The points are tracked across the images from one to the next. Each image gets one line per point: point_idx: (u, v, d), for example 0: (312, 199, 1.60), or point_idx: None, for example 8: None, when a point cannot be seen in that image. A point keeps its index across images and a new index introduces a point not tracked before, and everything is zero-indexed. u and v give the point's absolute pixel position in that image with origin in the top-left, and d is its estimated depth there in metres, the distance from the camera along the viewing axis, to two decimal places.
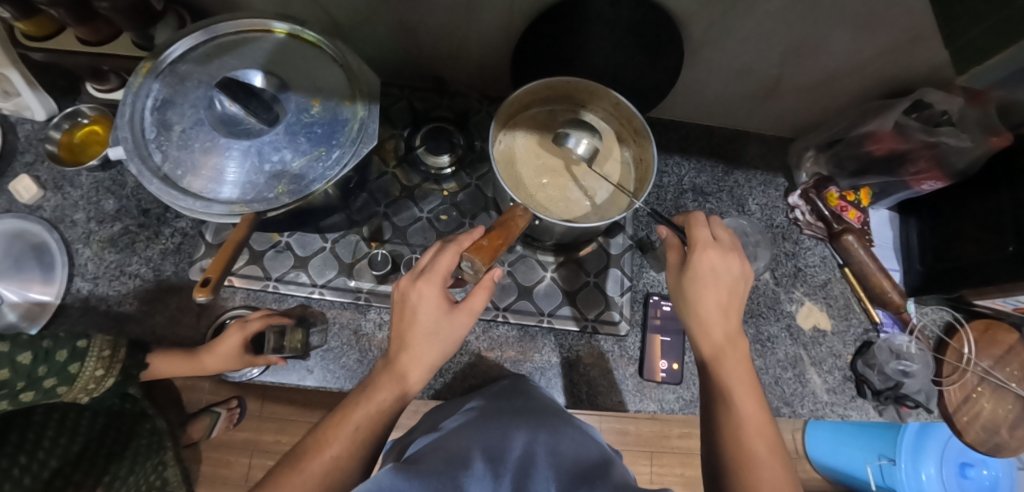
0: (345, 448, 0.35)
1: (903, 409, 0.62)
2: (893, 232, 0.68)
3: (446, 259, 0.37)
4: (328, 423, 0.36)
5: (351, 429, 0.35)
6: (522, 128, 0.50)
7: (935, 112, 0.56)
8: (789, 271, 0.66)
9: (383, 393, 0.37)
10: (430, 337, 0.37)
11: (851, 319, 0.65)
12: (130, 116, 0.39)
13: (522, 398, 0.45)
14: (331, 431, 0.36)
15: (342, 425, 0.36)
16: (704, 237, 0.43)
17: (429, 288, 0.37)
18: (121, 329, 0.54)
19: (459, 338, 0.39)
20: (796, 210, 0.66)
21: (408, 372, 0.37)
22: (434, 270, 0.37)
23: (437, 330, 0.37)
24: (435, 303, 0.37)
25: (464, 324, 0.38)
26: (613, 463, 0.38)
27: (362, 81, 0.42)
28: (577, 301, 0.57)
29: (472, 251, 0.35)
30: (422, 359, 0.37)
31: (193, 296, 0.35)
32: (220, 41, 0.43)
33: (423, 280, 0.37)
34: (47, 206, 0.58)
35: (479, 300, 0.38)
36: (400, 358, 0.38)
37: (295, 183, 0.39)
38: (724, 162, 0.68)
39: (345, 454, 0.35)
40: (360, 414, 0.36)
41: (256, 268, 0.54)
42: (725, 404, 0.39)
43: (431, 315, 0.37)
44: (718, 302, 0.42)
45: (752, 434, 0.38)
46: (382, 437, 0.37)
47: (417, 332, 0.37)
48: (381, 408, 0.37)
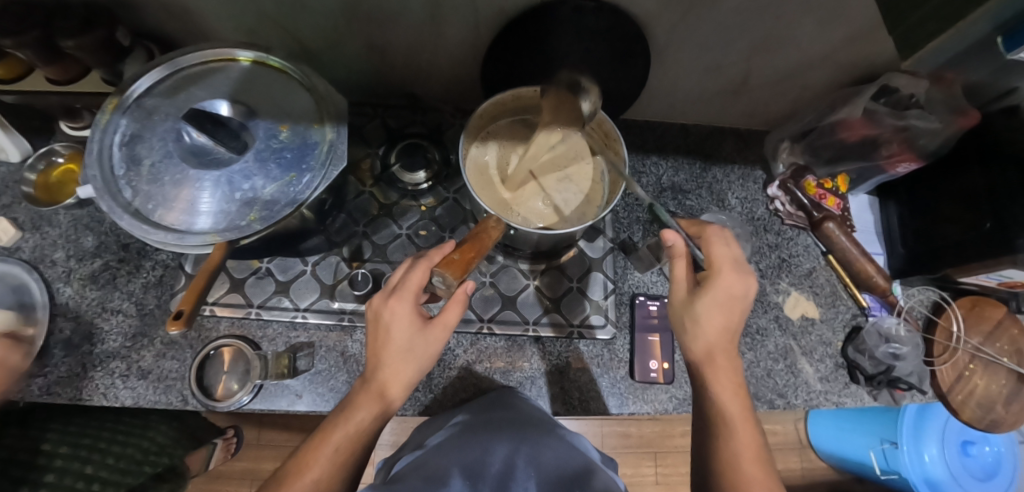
0: (325, 471, 0.35)
1: (896, 392, 0.62)
2: (873, 216, 0.69)
3: (417, 275, 0.37)
4: (307, 447, 0.36)
5: (331, 451, 0.35)
6: (494, 139, 0.51)
7: (903, 96, 0.56)
8: (774, 263, 0.66)
9: (361, 414, 0.37)
10: (405, 355, 0.37)
11: (838, 306, 0.65)
12: (99, 153, 0.39)
13: (505, 410, 0.45)
14: (309, 455, 0.35)
15: (322, 447, 0.36)
16: (725, 257, 0.43)
17: (401, 305, 0.37)
18: (106, 367, 0.53)
19: (435, 354, 0.38)
20: (777, 201, 0.67)
21: (386, 390, 0.37)
22: (406, 287, 0.37)
23: (411, 346, 0.37)
24: (408, 320, 0.37)
25: (439, 340, 0.38)
26: (596, 470, 0.38)
27: (330, 103, 0.43)
28: (562, 307, 0.57)
29: (444, 266, 0.36)
30: (398, 376, 0.37)
31: (166, 330, 0.35)
32: (186, 73, 0.43)
33: (395, 297, 0.37)
34: (26, 247, 0.58)
35: (454, 315, 0.38)
36: (376, 376, 0.37)
37: (267, 209, 0.39)
38: (701, 158, 0.69)
39: (326, 477, 0.35)
40: (340, 436, 0.36)
41: (238, 295, 0.54)
42: (722, 423, 0.40)
43: (405, 332, 0.37)
44: (724, 323, 0.42)
45: (749, 460, 0.39)
46: (363, 457, 0.37)
47: (391, 350, 0.37)
48: (360, 429, 0.36)
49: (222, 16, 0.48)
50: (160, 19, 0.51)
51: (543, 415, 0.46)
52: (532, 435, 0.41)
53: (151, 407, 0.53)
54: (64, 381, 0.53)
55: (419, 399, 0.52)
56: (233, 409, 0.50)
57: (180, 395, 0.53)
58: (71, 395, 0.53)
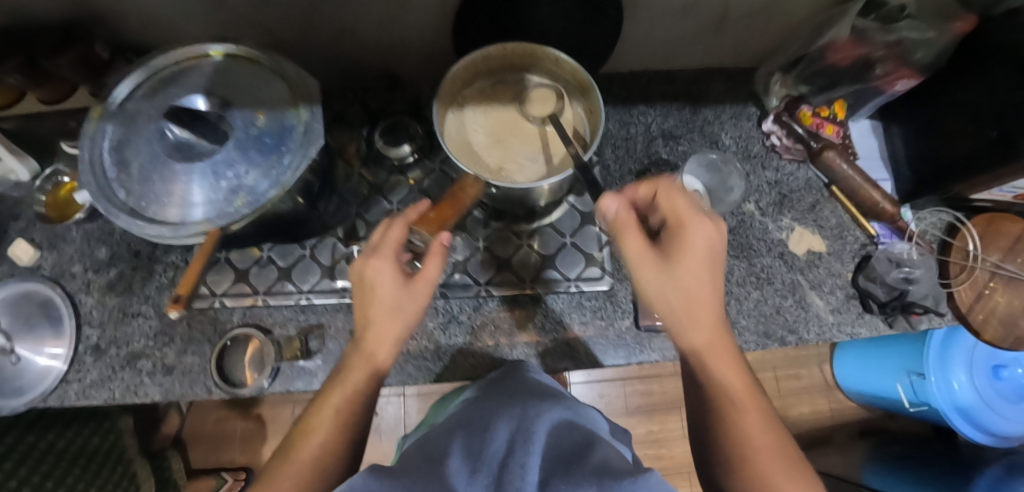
0: (328, 435, 0.37)
1: (913, 317, 0.61)
2: (877, 141, 0.67)
3: (395, 230, 0.38)
4: (309, 413, 0.39)
5: (331, 414, 0.38)
6: (471, 104, 0.49)
7: (892, 8, 0.52)
8: (774, 199, 0.65)
9: (357, 375, 0.39)
10: (391, 312, 0.38)
11: (846, 237, 0.64)
12: (91, 160, 0.41)
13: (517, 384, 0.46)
14: (305, 437, 0.37)
15: (324, 414, 0.38)
16: (688, 206, 0.38)
17: (381, 262, 0.37)
18: (134, 366, 0.56)
19: (422, 309, 0.39)
20: (773, 136, 0.65)
21: (376, 348, 0.39)
22: (385, 244, 0.37)
23: (399, 303, 0.37)
24: (390, 277, 0.37)
25: (424, 294, 0.38)
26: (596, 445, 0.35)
27: (302, 85, 0.43)
28: (558, 263, 0.57)
29: (420, 223, 0.39)
30: (386, 335, 0.38)
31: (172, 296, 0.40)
32: (162, 74, 0.44)
33: (375, 256, 0.37)
34: (46, 264, 0.61)
35: (434, 268, 0.37)
36: (365, 337, 0.39)
37: (252, 195, 0.40)
38: (690, 102, 0.67)
39: (321, 452, 0.36)
40: (338, 397, 0.39)
41: (244, 284, 0.56)
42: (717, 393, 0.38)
43: (388, 288, 0.37)
44: (701, 279, 0.38)
45: (750, 424, 0.37)
46: (364, 416, 0.39)
47: (378, 308, 0.38)
48: (357, 389, 0.39)
49: (188, 14, 0.49)
50: (133, 28, 0.52)
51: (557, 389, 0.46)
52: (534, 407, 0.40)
53: (181, 400, 0.56)
54: (97, 384, 0.56)
55: (420, 361, 0.55)
56: (256, 393, 0.53)
57: (204, 386, 0.55)
58: (106, 396, 0.56)
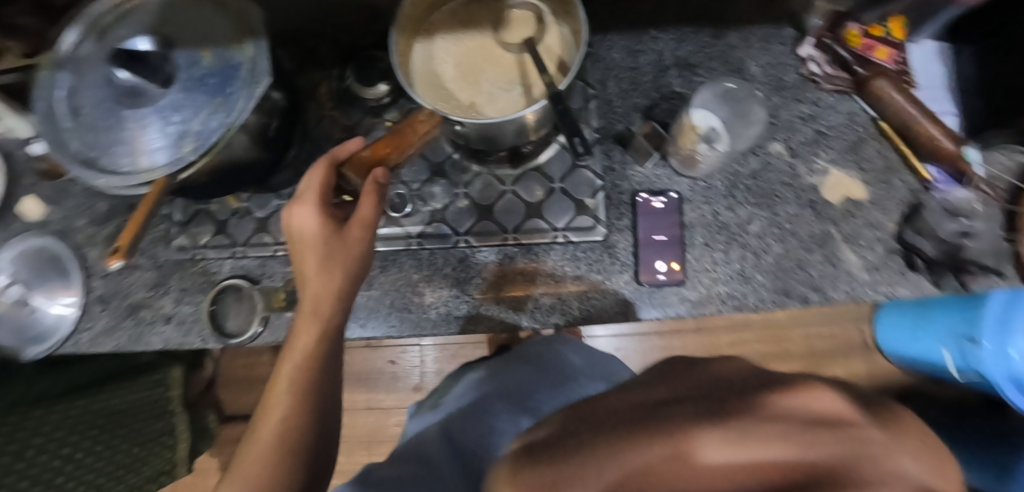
0: (287, 401, 0.39)
1: (968, 277, 0.52)
2: (944, 67, 0.55)
3: (316, 176, 0.39)
4: (268, 389, 0.41)
5: (286, 382, 0.40)
6: (442, 31, 0.43)
7: None
8: (808, 138, 0.56)
9: (304, 339, 0.40)
10: (331, 258, 0.39)
11: (894, 182, 0.55)
12: (46, 110, 0.40)
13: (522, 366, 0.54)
14: (271, 402, 0.40)
15: (279, 388, 0.40)
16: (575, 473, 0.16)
17: (307, 209, 0.38)
18: (137, 315, 0.58)
19: (364, 252, 0.40)
20: (811, 63, 0.55)
21: (318, 307, 0.40)
22: (306, 191, 0.39)
23: (331, 247, 0.39)
24: (320, 223, 0.38)
25: (361, 237, 0.40)
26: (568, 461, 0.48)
27: (247, 17, 0.39)
28: (545, 211, 0.53)
29: (349, 165, 0.39)
30: (326, 286, 0.40)
31: (108, 262, 0.40)
32: (108, 15, 0.41)
33: (299, 204, 0.39)
34: (54, 218, 0.63)
35: (367, 208, 0.38)
36: (306, 294, 0.40)
37: (199, 140, 0.37)
38: (713, 24, 0.57)
39: (290, 401, 0.39)
40: (291, 364, 0.40)
41: (223, 236, 0.56)
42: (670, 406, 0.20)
43: (319, 235, 0.39)
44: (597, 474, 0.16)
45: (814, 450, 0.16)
46: (320, 379, 0.41)
47: (312, 256, 0.39)
48: (306, 353, 0.40)
49: None
50: None
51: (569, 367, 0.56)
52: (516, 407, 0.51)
53: (182, 348, 0.58)
54: (106, 332, 0.59)
55: (404, 314, 0.53)
56: (250, 340, 0.54)
57: (200, 336, 0.57)
58: (115, 343, 0.59)
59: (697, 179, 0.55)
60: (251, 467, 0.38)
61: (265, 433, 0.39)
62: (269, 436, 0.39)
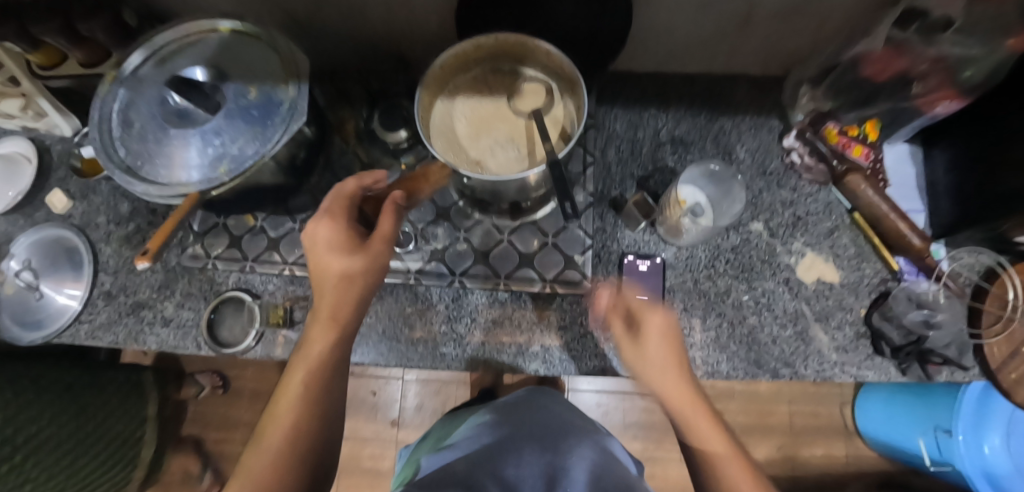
0: (297, 407, 0.39)
1: (929, 366, 0.55)
2: (915, 169, 0.61)
3: (341, 198, 0.42)
4: (277, 396, 0.41)
5: (298, 386, 0.40)
6: (462, 92, 0.48)
7: (937, 20, 0.46)
8: (787, 221, 0.60)
9: (318, 345, 0.42)
10: (349, 268, 0.41)
11: (864, 269, 0.59)
12: (100, 119, 0.44)
13: (532, 414, 0.54)
14: (278, 407, 0.40)
15: (288, 393, 0.40)
16: None
17: (330, 225, 0.41)
18: (138, 314, 0.61)
19: (381, 265, 0.43)
20: (793, 153, 0.61)
21: (334, 310, 0.43)
22: (335, 205, 0.42)
23: (351, 254, 0.41)
24: (343, 233, 0.41)
25: (377, 252, 0.42)
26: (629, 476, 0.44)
27: (293, 62, 0.44)
28: (536, 263, 0.56)
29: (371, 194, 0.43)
30: (343, 291, 0.42)
31: (137, 262, 0.45)
32: (172, 45, 0.47)
33: (324, 220, 0.41)
34: (76, 213, 0.66)
35: (388, 225, 0.41)
36: (321, 300, 0.43)
37: (235, 163, 0.42)
38: (707, 109, 0.63)
39: (299, 405, 0.39)
40: (304, 369, 0.41)
41: (236, 250, 0.59)
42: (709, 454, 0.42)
43: (341, 243, 0.41)
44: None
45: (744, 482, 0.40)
46: (330, 383, 0.42)
47: (332, 265, 0.41)
48: (320, 356, 0.42)
49: None
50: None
51: (575, 424, 0.54)
52: (551, 439, 0.48)
53: (175, 351, 0.59)
54: (104, 327, 0.61)
55: (396, 345, 0.56)
56: (241, 352, 0.56)
57: (195, 341, 0.59)
58: (111, 339, 0.61)
59: (682, 247, 0.59)
60: (252, 473, 0.36)
61: (270, 436, 0.38)
62: (273, 442, 0.38)
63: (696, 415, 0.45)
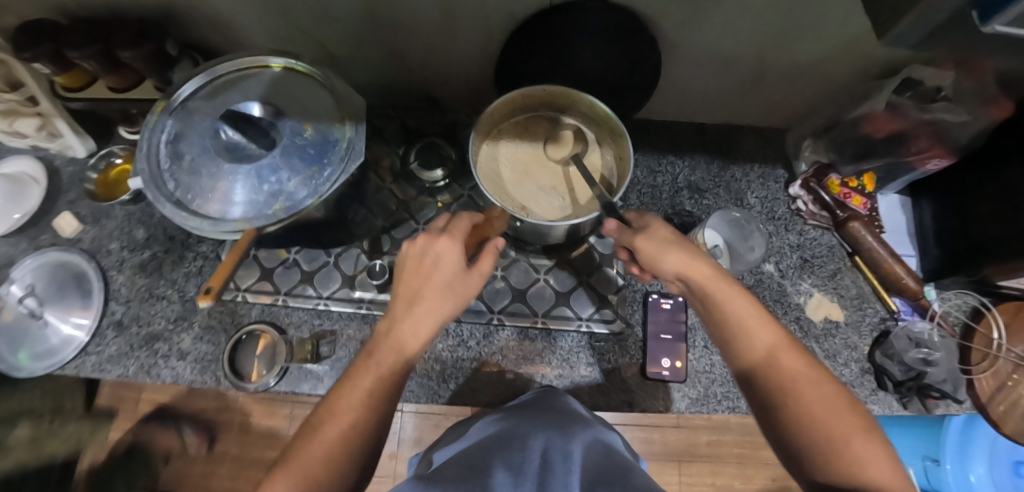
0: (357, 415, 0.37)
1: (929, 401, 0.59)
2: (905, 216, 0.66)
3: (462, 223, 0.40)
4: (336, 394, 0.38)
5: (362, 395, 0.37)
6: (504, 137, 0.51)
7: (929, 89, 0.53)
8: (795, 263, 0.64)
9: (394, 357, 0.39)
10: (444, 293, 0.38)
11: (866, 309, 0.63)
12: (148, 149, 0.44)
13: (535, 408, 0.48)
14: (339, 403, 0.37)
15: (352, 394, 0.38)
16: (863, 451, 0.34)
17: (450, 245, 0.38)
18: (151, 347, 0.58)
19: (470, 297, 0.40)
20: (799, 200, 0.65)
21: (417, 331, 0.38)
22: (456, 228, 0.39)
23: (452, 284, 0.38)
24: (455, 260, 0.38)
25: (475, 285, 0.40)
26: (633, 471, 0.38)
27: (350, 103, 0.46)
28: (573, 302, 0.58)
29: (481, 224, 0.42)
30: (433, 312, 0.38)
31: (197, 303, 0.38)
32: (223, 78, 0.47)
33: (445, 237, 0.38)
34: (86, 238, 0.64)
35: (488, 264, 0.39)
36: (406, 319, 0.38)
37: (291, 201, 0.42)
38: (720, 157, 0.68)
39: (362, 414, 0.37)
40: (371, 380, 0.38)
41: (268, 283, 0.58)
42: (772, 387, 0.37)
43: (450, 270, 0.38)
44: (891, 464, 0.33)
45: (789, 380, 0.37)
46: (393, 401, 0.39)
47: (431, 287, 0.38)
48: (388, 376, 0.38)
49: (257, 24, 0.53)
50: (204, 31, 0.56)
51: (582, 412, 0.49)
52: (560, 429, 0.43)
53: (191, 386, 0.57)
54: (113, 359, 0.58)
55: (428, 382, 0.56)
56: (262, 389, 0.54)
57: (214, 375, 0.57)
58: (120, 372, 0.58)
59: None
60: (305, 466, 0.35)
61: (328, 431, 0.36)
62: (329, 440, 0.36)
63: (739, 311, 0.39)
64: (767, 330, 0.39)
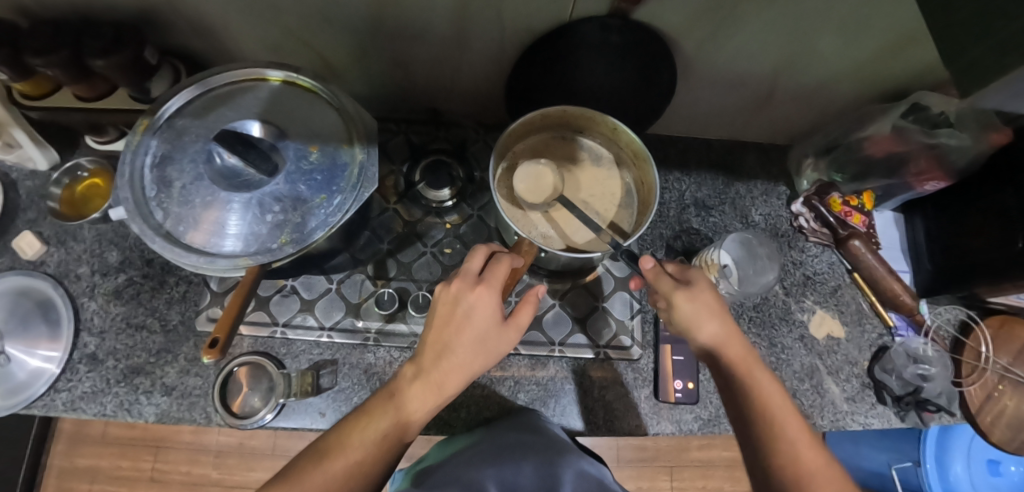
0: (367, 454, 0.36)
1: (925, 413, 0.60)
2: (898, 232, 0.68)
3: (502, 268, 0.39)
4: (352, 426, 0.37)
5: (375, 437, 0.36)
6: (523, 158, 0.51)
7: (932, 113, 0.56)
8: (798, 280, 0.65)
9: (417, 409, 0.37)
10: (477, 345, 0.38)
11: (865, 325, 0.64)
12: (131, 174, 0.39)
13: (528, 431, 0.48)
14: (352, 436, 0.37)
15: (366, 432, 0.37)
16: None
17: (488, 295, 0.38)
18: (131, 382, 0.54)
19: (502, 353, 0.40)
20: (801, 217, 0.66)
21: (445, 382, 0.38)
22: (494, 276, 0.39)
23: (485, 339, 0.38)
24: (490, 312, 0.38)
25: (507, 341, 0.40)
26: None
27: (359, 123, 0.43)
28: (588, 326, 0.58)
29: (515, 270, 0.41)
30: (463, 366, 0.38)
31: (204, 359, 0.35)
32: (215, 93, 0.43)
33: (484, 285, 0.38)
34: (51, 261, 0.58)
35: (525, 316, 0.40)
36: (438, 367, 0.38)
37: (299, 232, 0.39)
38: (724, 174, 0.68)
39: (371, 456, 0.36)
40: (387, 423, 0.37)
41: (263, 313, 0.54)
42: (773, 440, 0.39)
43: (484, 322, 0.38)
44: None
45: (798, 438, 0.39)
46: (401, 448, 0.38)
47: (465, 338, 0.38)
48: (409, 421, 0.37)
49: (250, 31, 0.48)
50: (188, 36, 0.51)
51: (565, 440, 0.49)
52: (554, 458, 0.46)
53: (177, 424, 0.53)
54: (88, 397, 0.53)
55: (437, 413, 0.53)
56: (256, 426, 0.50)
57: (203, 412, 0.53)
58: (96, 410, 0.53)
59: None
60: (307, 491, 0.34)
61: (336, 461, 0.35)
62: (333, 475, 0.35)
63: (759, 380, 0.41)
64: (790, 412, 0.40)
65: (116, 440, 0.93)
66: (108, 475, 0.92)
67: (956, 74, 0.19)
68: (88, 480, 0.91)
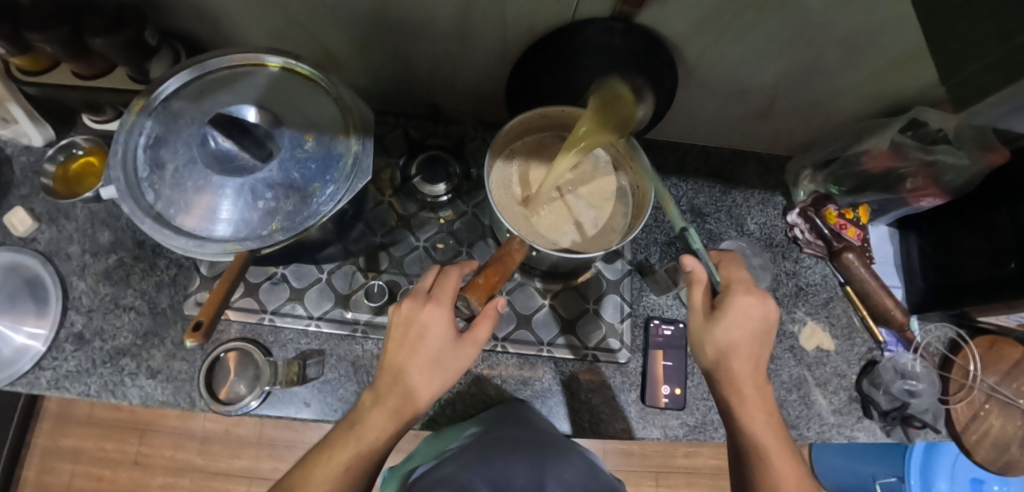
0: (330, 488, 0.36)
1: (910, 429, 0.61)
2: (893, 247, 0.67)
3: (450, 281, 0.41)
4: (316, 459, 0.38)
5: (339, 470, 0.37)
6: (520, 156, 0.51)
7: (931, 130, 0.56)
8: (790, 291, 0.65)
9: (375, 434, 0.38)
10: (432, 365, 0.39)
11: (855, 339, 0.64)
12: (123, 154, 0.39)
13: (518, 427, 0.48)
14: (314, 472, 0.37)
15: (328, 465, 0.37)
16: None
17: (437, 312, 0.39)
18: (116, 363, 0.53)
19: (463, 368, 0.40)
20: (796, 228, 0.66)
21: (404, 406, 0.39)
22: (441, 292, 0.40)
23: (440, 359, 0.39)
24: (442, 329, 0.39)
25: (467, 356, 0.40)
26: None
27: (356, 114, 0.42)
28: (577, 329, 0.58)
29: (473, 289, 0.39)
30: (421, 388, 0.39)
31: (187, 342, 0.35)
32: (212, 77, 0.43)
33: (432, 303, 0.39)
34: (41, 238, 0.57)
35: (484, 331, 0.40)
36: (396, 392, 0.39)
37: (290, 220, 0.39)
38: (721, 181, 0.68)
39: (337, 487, 0.37)
40: (349, 454, 0.38)
41: (252, 300, 0.54)
42: (758, 458, 0.41)
43: (437, 341, 0.39)
44: None
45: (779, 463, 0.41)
46: (368, 476, 0.38)
47: (419, 360, 0.39)
48: (372, 449, 0.38)
49: (251, 18, 0.48)
50: (188, 19, 0.51)
51: (561, 439, 0.48)
52: (547, 460, 0.45)
53: (161, 407, 0.53)
54: (72, 376, 0.53)
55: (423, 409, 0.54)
56: (241, 413, 0.50)
57: (188, 397, 0.52)
58: (80, 390, 0.53)
59: None
60: None
61: None
62: None
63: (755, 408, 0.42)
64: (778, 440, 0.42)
65: (101, 420, 0.93)
66: (91, 456, 0.92)
67: (952, 91, 0.19)
68: (71, 460, 0.91)
